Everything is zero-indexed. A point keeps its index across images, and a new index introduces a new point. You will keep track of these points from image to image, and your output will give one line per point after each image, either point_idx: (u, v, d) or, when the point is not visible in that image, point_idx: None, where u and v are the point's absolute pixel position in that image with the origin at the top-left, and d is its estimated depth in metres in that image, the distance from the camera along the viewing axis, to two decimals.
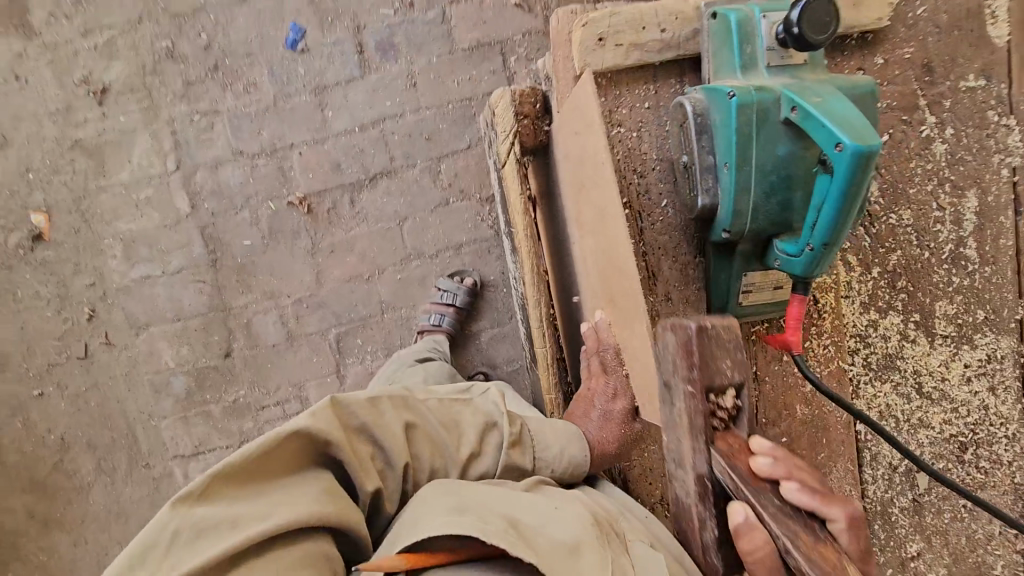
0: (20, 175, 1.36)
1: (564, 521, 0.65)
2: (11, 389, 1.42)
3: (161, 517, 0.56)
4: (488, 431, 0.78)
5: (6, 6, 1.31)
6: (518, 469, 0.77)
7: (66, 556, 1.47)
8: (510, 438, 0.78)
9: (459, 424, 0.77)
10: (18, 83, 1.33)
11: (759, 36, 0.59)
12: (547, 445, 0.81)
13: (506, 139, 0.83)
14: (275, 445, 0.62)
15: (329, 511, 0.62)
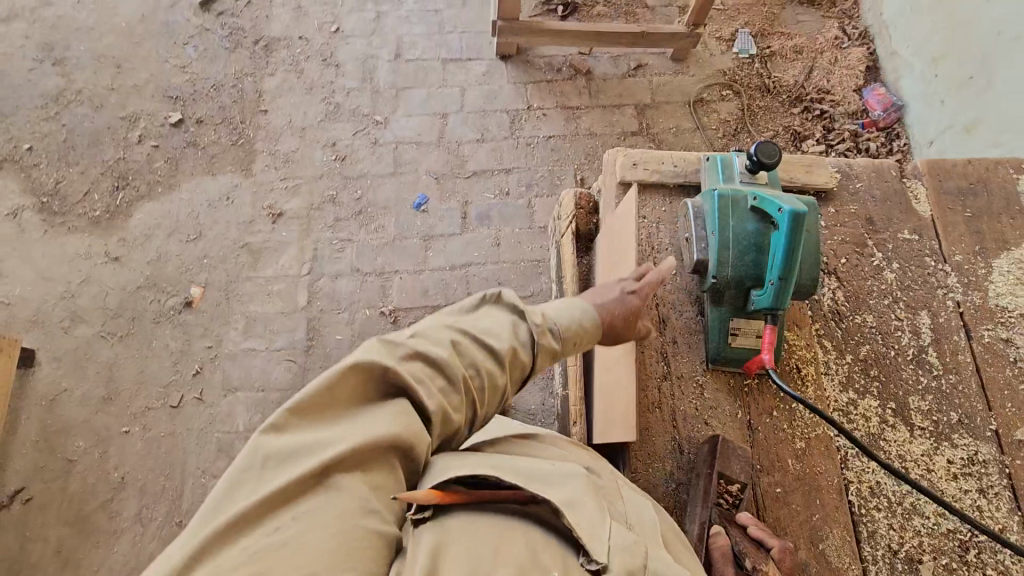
0: (198, 259, 1.81)
1: (566, 473, 0.68)
2: (106, 422, 1.63)
3: (251, 445, 0.61)
4: (518, 326, 0.78)
5: (241, 157, 1.95)
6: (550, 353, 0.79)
7: None
8: (538, 329, 0.78)
9: (489, 332, 0.76)
10: (226, 201, 1.88)
11: (734, 164, 0.94)
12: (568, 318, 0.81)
13: (566, 221, 1.14)
14: (336, 381, 0.64)
15: (398, 434, 0.64)
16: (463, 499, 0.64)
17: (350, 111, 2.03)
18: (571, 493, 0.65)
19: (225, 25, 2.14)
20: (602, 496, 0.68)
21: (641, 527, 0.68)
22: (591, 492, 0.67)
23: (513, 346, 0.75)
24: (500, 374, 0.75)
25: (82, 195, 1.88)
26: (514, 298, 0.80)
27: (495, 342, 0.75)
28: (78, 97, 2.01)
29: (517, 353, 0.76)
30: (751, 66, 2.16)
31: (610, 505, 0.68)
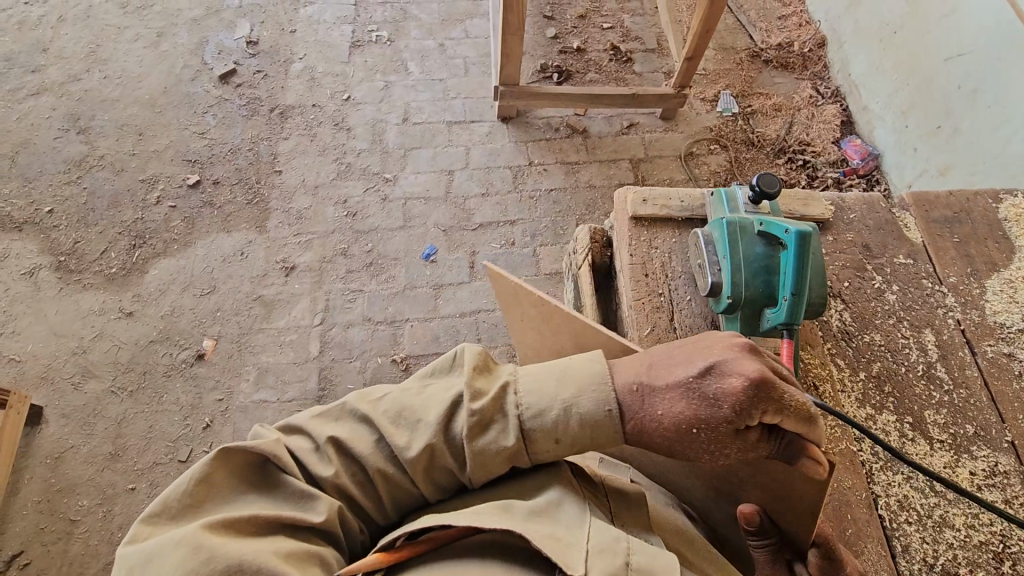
0: (211, 312, 1.84)
1: (535, 486, 0.74)
2: (112, 479, 1.59)
3: (119, 558, 0.60)
4: (452, 411, 0.74)
5: (257, 215, 2.03)
6: (501, 448, 0.73)
7: None
8: (474, 421, 0.73)
9: (402, 420, 0.74)
10: (240, 256, 1.94)
11: (738, 197, 1.02)
12: (540, 398, 0.74)
13: (582, 253, 1.18)
14: (223, 468, 0.68)
15: (289, 512, 0.67)
16: (419, 551, 0.67)
17: (361, 170, 2.14)
18: (542, 503, 0.70)
19: (243, 95, 2.29)
20: (577, 495, 0.73)
21: (625, 516, 0.75)
22: (562, 496, 0.72)
23: (427, 446, 0.72)
24: (415, 478, 0.73)
25: (100, 254, 1.92)
26: (470, 366, 0.77)
27: (398, 445, 0.72)
28: (100, 163, 2.10)
29: (431, 454, 0.72)
30: (735, 123, 2.32)
31: (591, 500, 0.74)
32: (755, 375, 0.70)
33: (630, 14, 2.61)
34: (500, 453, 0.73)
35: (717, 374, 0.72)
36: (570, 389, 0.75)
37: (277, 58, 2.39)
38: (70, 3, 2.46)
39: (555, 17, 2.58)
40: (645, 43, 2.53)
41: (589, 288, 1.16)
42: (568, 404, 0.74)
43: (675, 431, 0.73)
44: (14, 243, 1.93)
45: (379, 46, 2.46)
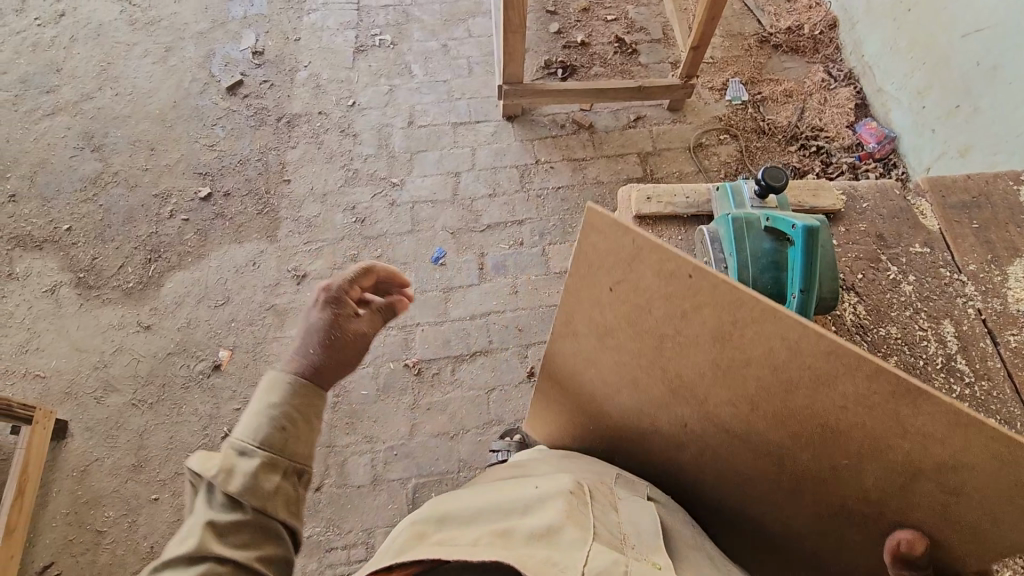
0: (226, 323, 1.87)
1: (541, 504, 0.72)
2: (136, 490, 1.62)
3: None
4: (209, 493, 0.73)
5: (267, 225, 2.05)
6: (274, 471, 0.76)
7: None
8: (231, 476, 0.74)
9: (180, 537, 0.70)
10: (253, 266, 1.97)
11: (745, 192, 0.99)
12: (258, 420, 0.78)
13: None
14: None
15: None
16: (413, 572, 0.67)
17: (368, 176, 2.15)
18: (543, 526, 0.69)
19: (250, 106, 2.31)
20: (580, 517, 0.71)
21: (632, 539, 0.72)
22: (563, 517, 0.70)
23: (213, 523, 0.71)
24: (207, 549, 0.69)
25: (117, 269, 1.97)
26: (195, 463, 0.74)
27: (182, 550, 0.69)
28: (115, 180, 2.14)
29: (215, 526, 0.71)
30: (745, 111, 2.27)
31: (596, 520, 0.72)
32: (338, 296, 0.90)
33: (634, 4, 2.57)
34: (256, 471, 0.75)
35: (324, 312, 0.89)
36: (269, 400, 0.80)
37: (283, 67, 2.41)
38: (81, 22, 2.51)
39: (557, 11, 2.55)
40: (651, 34, 2.49)
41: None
42: (277, 403, 0.80)
43: (348, 355, 0.88)
44: (36, 262, 1.98)
45: (383, 50, 2.46)
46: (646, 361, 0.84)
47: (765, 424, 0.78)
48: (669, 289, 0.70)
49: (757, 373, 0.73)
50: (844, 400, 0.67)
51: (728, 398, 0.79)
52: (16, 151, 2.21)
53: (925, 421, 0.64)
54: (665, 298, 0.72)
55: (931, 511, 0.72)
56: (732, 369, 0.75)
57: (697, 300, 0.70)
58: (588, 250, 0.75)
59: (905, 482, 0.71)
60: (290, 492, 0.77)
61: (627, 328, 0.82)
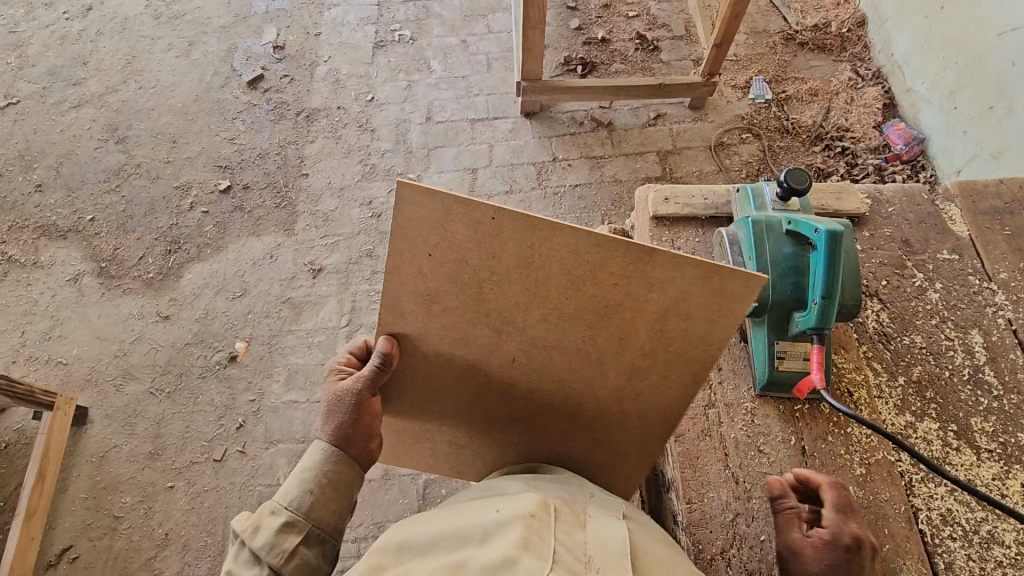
0: (243, 315, 1.89)
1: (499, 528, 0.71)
2: (153, 477, 1.65)
3: None
4: (236, 554, 0.81)
5: (285, 218, 2.07)
6: (292, 533, 0.83)
7: None
8: (255, 533, 0.81)
9: None
10: (270, 259, 1.98)
11: (766, 193, 0.97)
12: (290, 486, 0.87)
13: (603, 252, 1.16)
14: None
15: None
16: None
17: (385, 171, 2.15)
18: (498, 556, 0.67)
19: (271, 100, 2.33)
20: (538, 541, 0.70)
21: (599, 561, 0.70)
22: (522, 544, 0.68)
23: None
24: None
25: (138, 259, 2.00)
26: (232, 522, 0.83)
27: None
28: (137, 171, 2.18)
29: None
30: (768, 110, 2.23)
31: (558, 543, 0.70)
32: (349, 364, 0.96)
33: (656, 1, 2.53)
34: (276, 528, 0.82)
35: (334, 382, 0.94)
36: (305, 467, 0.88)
37: (304, 62, 2.43)
38: (109, 16, 2.55)
39: (578, 7, 2.52)
40: (673, 30, 2.45)
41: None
42: (310, 471, 0.88)
43: (357, 413, 0.90)
44: (60, 251, 2.02)
45: (402, 46, 2.46)
46: (463, 335, 0.82)
47: (563, 332, 0.78)
48: (475, 242, 0.72)
49: (540, 283, 0.74)
50: (623, 294, 0.72)
51: (543, 339, 0.80)
52: (43, 142, 2.25)
53: (665, 272, 0.68)
54: (468, 251, 0.73)
55: (697, 347, 0.75)
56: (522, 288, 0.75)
57: (490, 228, 0.71)
58: (401, 227, 0.72)
59: (669, 329, 0.74)
60: (309, 559, 0.83)
61: (429, 295, 0.79)
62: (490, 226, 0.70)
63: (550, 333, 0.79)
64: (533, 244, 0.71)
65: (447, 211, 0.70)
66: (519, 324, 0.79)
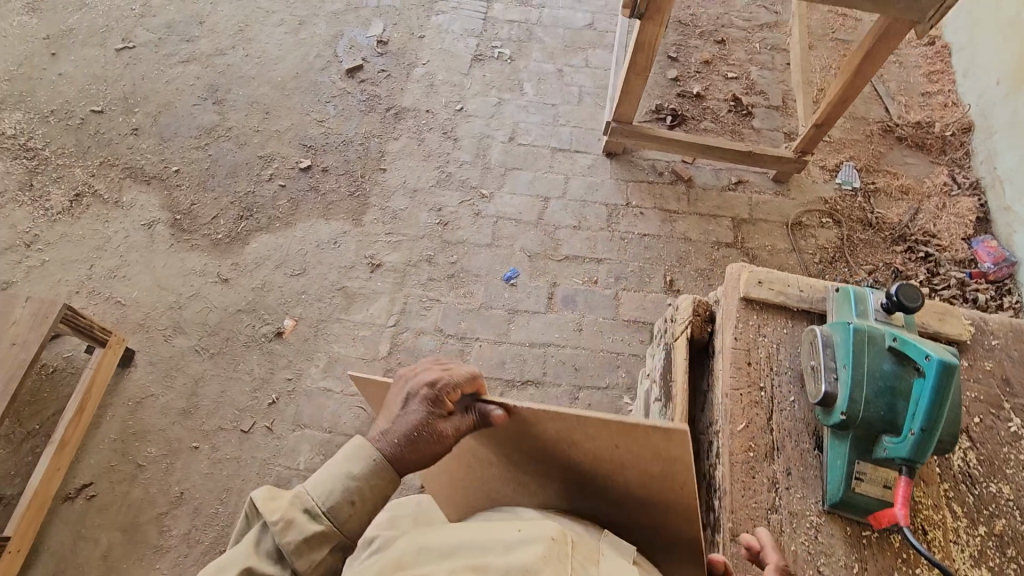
0: (297, 294, 1.92)
1: (520, 546, 0.72)
2: (181, 434, 1.68)
3: None
4: (259, 539, 0.82)
5: (355, 208, 2.10)
6: (316, 537, 0.83)
7: None
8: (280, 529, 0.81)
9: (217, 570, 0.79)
10: (333, 245, 2.02)
11: (870, 298, 0.95)
12: (326, 485, 0.85)
13: (682, 324, 1.13)
14: None
15: None
16: None
17: (460, 182, 2.18)
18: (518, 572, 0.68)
19: (364, 91, 2.39)
20: (557, 566, 0.71)
21: None
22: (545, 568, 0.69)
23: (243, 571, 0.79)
24: None
25: (211, 218, 2.06)
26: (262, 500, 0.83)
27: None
28: (227, 134, 2.26)
29: (254, 572, 0.80)
30: (854, 198, 2.16)
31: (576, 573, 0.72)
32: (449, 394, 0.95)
33: (758, 66, 2.51)
34: (310, 537, 0.82)
35: (429, 401, 0.93)
36: (347, 462, 0.87)
37: (403, 61, 2.48)
38: None
39: (679, 59, 2.52)
40: (770, 99, 2.41)
41: (684, 353, 1.11)
42: (349, 476, 0.86)
43: (431, 457, 0.91)
44: (141, 195, 2.11)
45: (500, 63, 2.50)
46: (538, 463, 0.93)
47: (587, 501, 0.93)
48: (646, 466, 0.83)
49: (624, 491, 0.88)
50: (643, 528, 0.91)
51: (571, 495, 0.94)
52: (147, 89, 2.36)
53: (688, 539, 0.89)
54: (626, 460, 0.83)
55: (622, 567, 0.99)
56: (613, 493, 0.90)
57: (671, 473, 0.81)
58: (639, 429, 0.77)
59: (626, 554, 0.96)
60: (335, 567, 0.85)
61: (570, 437, 0.86)
62: (669, 471, 0.81)
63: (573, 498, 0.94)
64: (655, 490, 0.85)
65: (667, 448, 0.80)
66: (576, 482, 0.92)
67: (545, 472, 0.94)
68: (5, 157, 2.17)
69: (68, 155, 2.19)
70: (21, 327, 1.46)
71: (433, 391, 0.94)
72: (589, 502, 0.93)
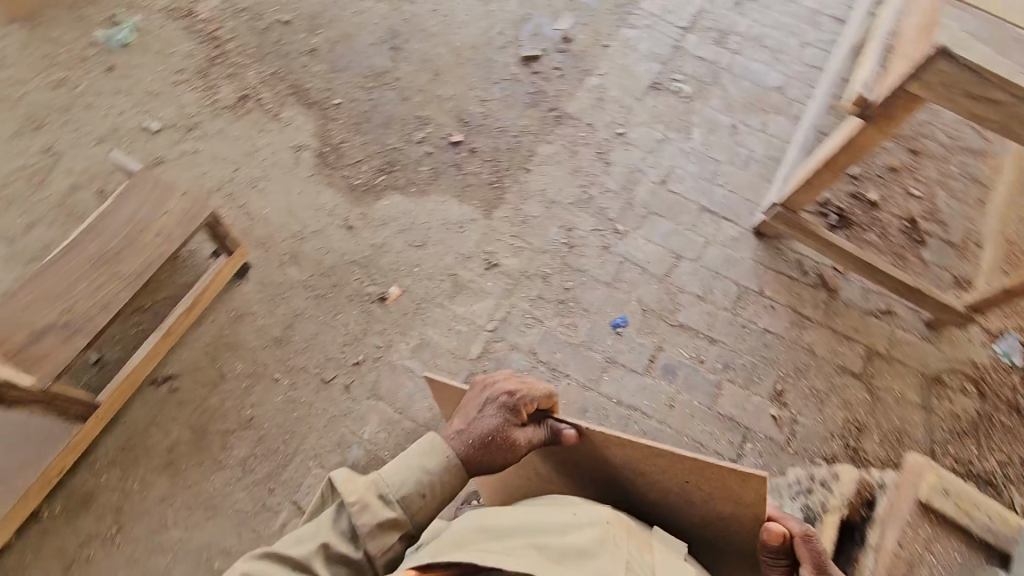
0: (411, 266, 1.92)
1: (579, 529, 0.86)
2: (267, 361, 1.73)
3: None
4: (338, 514, 0.95)
5: (490, 199, 2.07)
6: (387, 519, 0.95)
7: (147, 504, 1.55)
8: (357, 509, 0.94)
9: (302, 538, 0.92)
10: (458, 229, 2.00)
11: None
12: (400, 476, 0.98)
13: (840, 499, 1.30)
14: None
15: None
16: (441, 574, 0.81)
17: (598, 209, 2.09)
18: (579, 547, 0.83)
19: (534, 84, 2.34)
20: (615, 547, 0.85)
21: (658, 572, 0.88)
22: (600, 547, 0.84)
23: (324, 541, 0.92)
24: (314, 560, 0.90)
25: (355, 161, 2.09)
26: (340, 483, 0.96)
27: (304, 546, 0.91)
28: (393, 83, 2.27)
29: (331, 545, 0.92)
30: (1009, 374, 1.86)
31: (628, 548, 0.86)
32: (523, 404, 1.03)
33: (948, 193, 2.25)
34: (382, 522, 0.94)
35: (506, 410, 1.02)
36: (420, 455, 1.00)
37: (581, 66, 2.41)
38: None
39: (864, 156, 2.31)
40: (950, 233, 2.16)
41: (832, 530, 1.26)
42: (423, 468, 0.99)
43: (503, 461, 1.01)
44: (299, 116, 2.16)
45: (676, 99, 2.36)
46: (615, 467, 1.03)
47: (659, 508, 1.06)
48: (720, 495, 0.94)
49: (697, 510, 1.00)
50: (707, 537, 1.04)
51: (643, 498, 1.06)
52: (335, 14, 2.40)
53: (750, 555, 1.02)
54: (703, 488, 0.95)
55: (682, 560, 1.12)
56: (691, 529, 1.05)
57: (743, 510, 0.95)
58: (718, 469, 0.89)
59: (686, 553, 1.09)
60: (400, 553, 0.96)
61: (651, 461, 0.97)
62: (748, 517, 0.95)
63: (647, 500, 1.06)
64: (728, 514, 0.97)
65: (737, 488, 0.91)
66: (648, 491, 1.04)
67: (616, 498, 1.09)
68: (195, 45, 2.31)
69: (247, 57, 2.28)
70: (172, 218, 1.53)
71: (508, 404, 1.03)
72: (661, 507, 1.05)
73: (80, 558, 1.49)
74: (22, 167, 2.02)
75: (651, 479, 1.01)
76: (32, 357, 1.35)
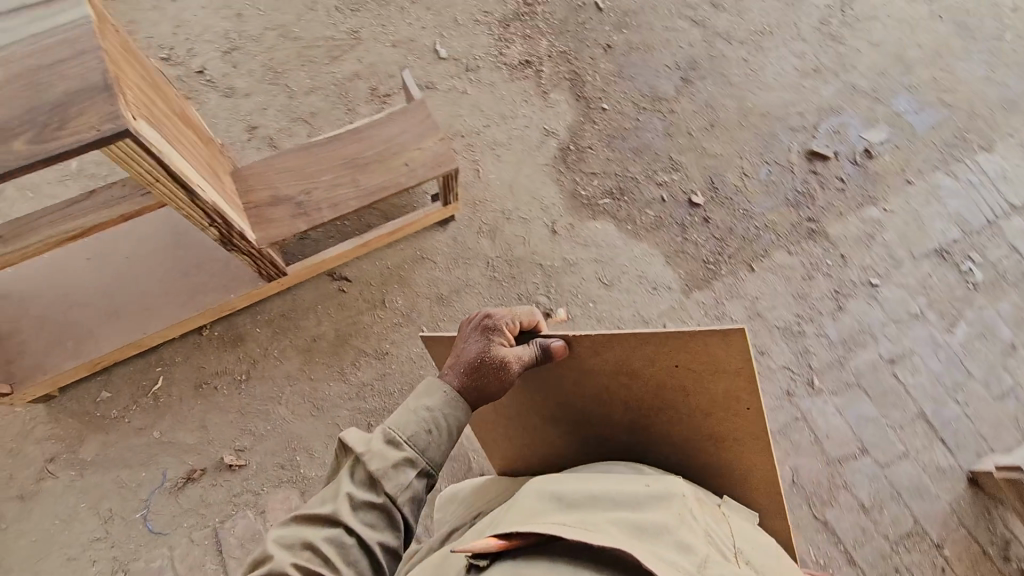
0: (587, 298, 1.85)
1: (649, 503, 0.80)
2: (423, 311, 1.82)
3: None
4: (355, 467, 0.92)
5: (698, 276, 1.90)
6: (397, 455, 0.91)
7: (277, 369, 1.76)
8: (370, 455, 0.91)
9: (322, 500, 0.90)
10: (650, 289, 1.87)
11: None
12: (404, 414, 0.94)
13: None
14: None
15: None
16: (518, 540, 0.76)
17: (802, 349, 1.83)
18: (660, 521, 0.76)
19: (805, 183, 2.04)
20: (692, 521, 0.78)
21: (747, 551, 0.80)
22: (676, 520, 0.77)
23: (346, 495, 0.89)
24: (339, 514, 0.87)
25: (593, 172, 2.02)
26: (349, 439, 0.93)
27: (327, 505, 0.88)
28: (666, 113, 2.10)
29: (351, 499, 0.88)
30: None
31: (708, 528, 0.79)
32: (507, 326, 1.01)
33: None
34: (395, 461, 0.90)
35: (488, 333, 0.99)
36: (414, 398, 0.96)
37: (867, 189, 2.03)
38: None
39: None
40: None
41: None
42: (425, 405, 0.95)
43: (500, 384, 0.96)
44: (562, 103, 2.10)
45: (957, 278, 1.92)
46: (617, 380, 0.98)
47: (687, 434, 0.99)
48: (716, 378, 0.89)
49: (713, 417, 0.94)
50: (733, 454, 0.97)
51: (664, 425, 1.00)
52: (647, 19, 2.23)
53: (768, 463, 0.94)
54: (699, 373, 0.90)
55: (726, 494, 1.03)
56: (717, 446, 0.98)
57: (740, 395, 0.89)
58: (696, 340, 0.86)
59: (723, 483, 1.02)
60: (420, 492, 0.92)
61: (644, 362, 0.93)
62: (740, 400, 0.90)
63: (673, 425, 0.99)
64: (736, 407, 0.91)
65: (720, 360, 0.87)
66: (665, 410, 0.97)
67: (642, 426, 1.02)
68: None
69: (547, 26, 2.20)
70: (422, 155, 1.58)
71: (491, 329, 1.00)
72: (685, 428, 0.98)
73: (207, 383, 1.73)
74: (331, 38, 2.13)
75: (646, 380, 0.96)
76: (259, 219, 1.49)
